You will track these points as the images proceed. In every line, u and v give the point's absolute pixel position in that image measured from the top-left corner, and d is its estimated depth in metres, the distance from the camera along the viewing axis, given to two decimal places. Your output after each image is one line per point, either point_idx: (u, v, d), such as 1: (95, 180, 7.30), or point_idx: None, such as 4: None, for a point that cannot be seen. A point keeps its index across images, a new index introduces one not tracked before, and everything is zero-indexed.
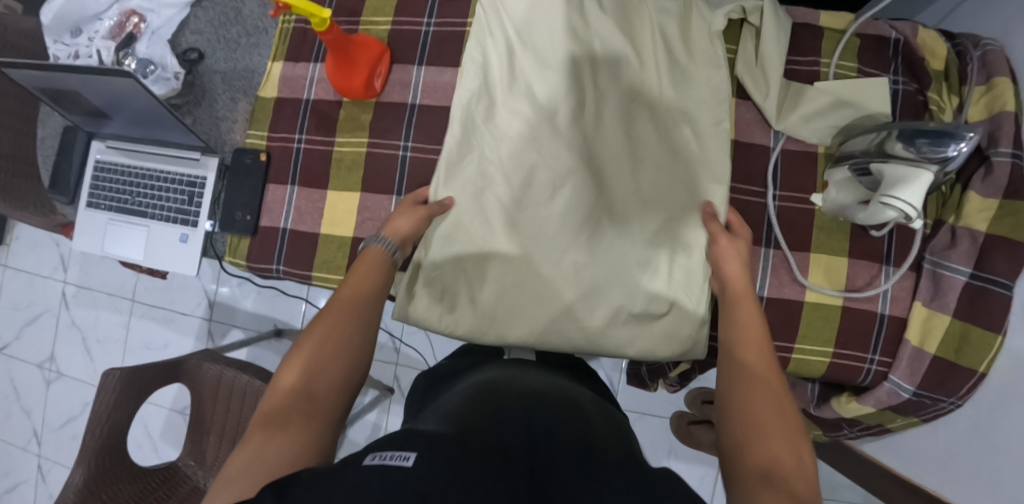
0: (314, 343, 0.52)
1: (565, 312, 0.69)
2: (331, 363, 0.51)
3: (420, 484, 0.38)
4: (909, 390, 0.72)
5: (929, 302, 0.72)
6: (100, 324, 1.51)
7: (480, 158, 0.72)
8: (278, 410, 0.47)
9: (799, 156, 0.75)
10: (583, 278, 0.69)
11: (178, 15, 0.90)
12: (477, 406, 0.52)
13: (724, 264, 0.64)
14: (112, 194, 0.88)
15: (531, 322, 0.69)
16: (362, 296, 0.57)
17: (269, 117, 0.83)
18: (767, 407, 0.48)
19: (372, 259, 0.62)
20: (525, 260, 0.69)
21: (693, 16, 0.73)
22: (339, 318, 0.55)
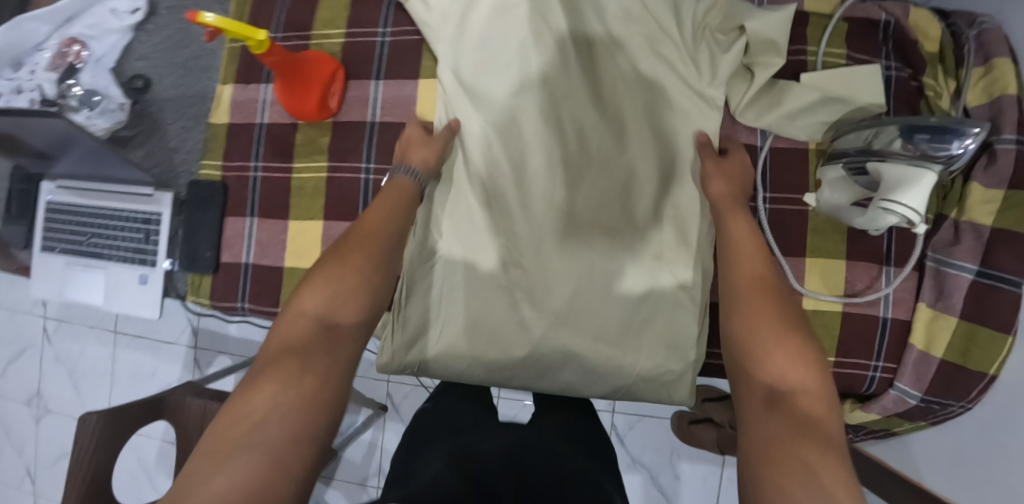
0: (336, 274, 0.54)
1: (546, 343, 0.67)
2: (352, 299, 0.53)
3: None
4: (917, 396, 0.68)
5: (934, 302, 0.67)
6: (84, 358, 1.48)
7: (448, 218, 0.70)
8: (301, 339, 0.49)
9: (789, 154, 0.70)
10: (561, 310, 0.67)
11: (121, 41, 0.85)
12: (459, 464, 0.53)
13: (710, 181, 0.63)
14: (65, 236, 0.83)
15: (513, 355, 0.68)
16: (380, 230, 0.58)
17: (223, 145, 0.78)
18: (759, 318, 0.50)
19: (398, 189, 0.63)
20: (510, 287, 0.68)
21: (678, 55, 0.68)
22: (361, 258, 0.55)
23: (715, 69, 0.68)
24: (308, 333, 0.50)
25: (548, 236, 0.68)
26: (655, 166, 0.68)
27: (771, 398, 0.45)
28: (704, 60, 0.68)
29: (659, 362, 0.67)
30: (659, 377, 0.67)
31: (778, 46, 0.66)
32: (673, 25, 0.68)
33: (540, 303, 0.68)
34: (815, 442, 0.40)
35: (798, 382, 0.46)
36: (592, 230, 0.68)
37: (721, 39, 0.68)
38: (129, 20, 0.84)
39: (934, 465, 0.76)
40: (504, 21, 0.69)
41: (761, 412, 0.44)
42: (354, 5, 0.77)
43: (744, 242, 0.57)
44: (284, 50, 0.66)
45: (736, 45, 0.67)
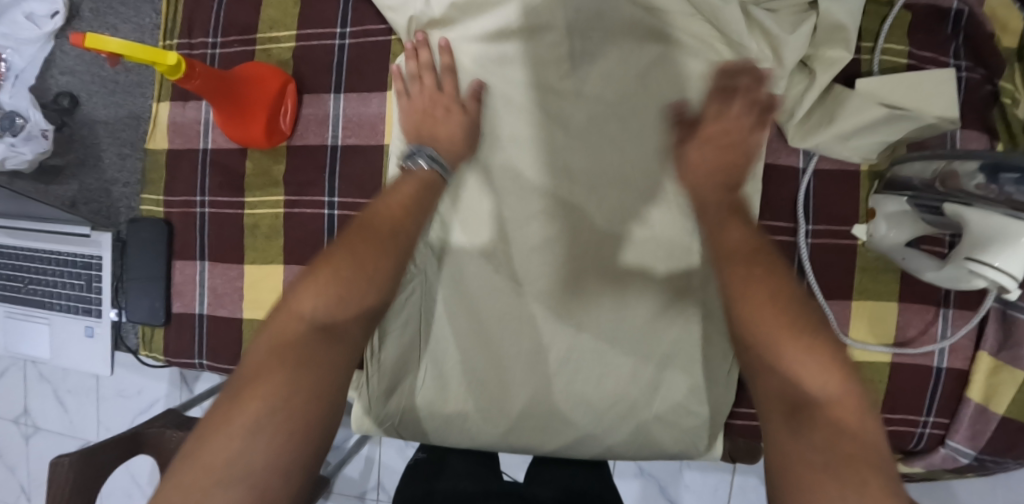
0: (347, 260, 0.41)
1: (549, 389, 0.59)
2: (356, 291, 0.40)
3: None
4: (970, 455, 0.59)
5: (997, 352, 0.58)
6: (68, 375, 1.41)
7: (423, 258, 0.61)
8: (292, 342, 0.36)
9: (835, 179, 0.58)
10: (569, 350, 0.59)
11: (41, 52, 0.72)
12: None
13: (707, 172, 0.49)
14: (2, 282, 0.73)
15: (511, 406, 0.60)
16: (404, 224, 0.46)
17: (165, 176, 0.67)
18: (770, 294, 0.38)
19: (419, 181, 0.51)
20: (506, 326, 0.60)
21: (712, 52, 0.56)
22: (376, 245, 0.43)
23: (776, 61, 0.54)
24: (300, 332, 0.37)
25: (544, 280, 0.59)
26: (667, 168, 0.57)
27: (792, 404, 0.33)
28: (760, 46, 0.55)
29: (680, 417, 0.59)
30: (680, 433, 0.60)
31: (850, 35, 0.53)
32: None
33: (535, 355, 0.59)
34: (855, 466, 0.30)
35: (822, 389, 0.33)
36: (600, 264, 0.59)
37: (785, 19, 0.55)
38: (48, 27, 0.71)
39: None
40: (485, 5, 0.57)
41: (785, 433, 0.32)
42: (306, 0, 0.64)
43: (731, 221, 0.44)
44: (211, 69, 0.54)
45: (803, 29, 0.53)
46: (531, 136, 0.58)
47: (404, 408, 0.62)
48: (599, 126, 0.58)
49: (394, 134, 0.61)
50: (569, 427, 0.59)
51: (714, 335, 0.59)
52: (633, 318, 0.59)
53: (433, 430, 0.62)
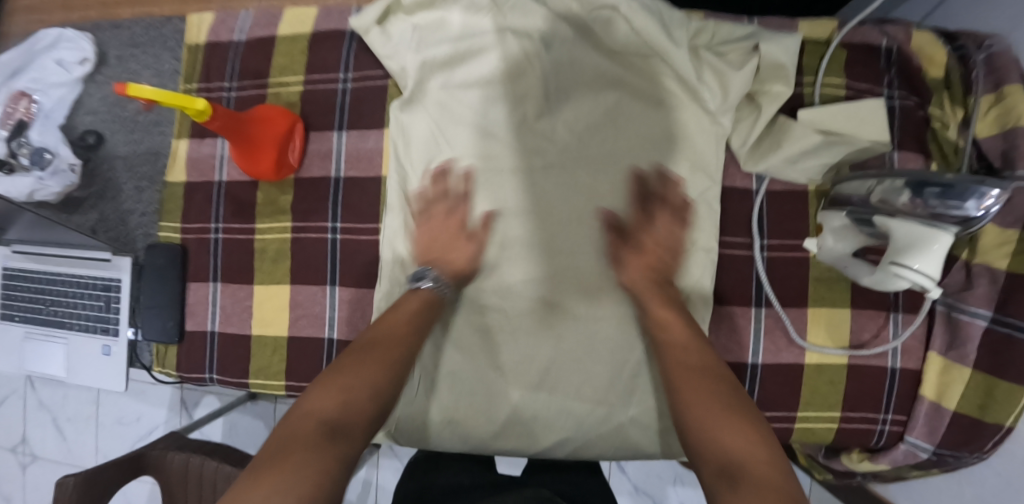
0: (350, 372, 0.50)
1: (533, 393, 0.64)
2: (360, 400, 0.48)
3: None
4: (929, 450, 0.64)
5: (945, 351, 0.63)
6: (69, 403, 1.43)
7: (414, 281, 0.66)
8: (305, 436, 0.43)
9: (786, 198, 0.65)
10: (554, 361, 0.64)
11: (70, 94, 0.79)
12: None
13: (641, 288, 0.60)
14: (24, 303, 0.78)
15: (498, 408, 0.64)
16: (402, 342, 0.55)
17: (180, 206, 0.73)
18: (696, 386, 0.50)
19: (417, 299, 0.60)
20: (492, 336, 0.65)
21: (675, 88, 0.65)
22: (369, 360, 0.52)
23: (725, 93, 0.63)
24: (313, 429, 0.44)
25: (526, 301, 0.65)
26: (644, 190, 0.65)
27: (726, 471, 0.42)
28: (712, 80, 0.63)
29: (654, 419, 0.64)
30: (655, 435, 0.64)
31: (787, 72, 0.61)
32: (665, 41, 0.63)
33: (520, 367, 0.64)
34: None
35: (742, 456, 0.43)
36: (576, 282, 0.65)
37: (732, 57, 0.64)
38: (76, 71, 0.79)
39: None
40: (470, 48, 0.66)
41: (725, 494, 0.40)
42: (312, 49, 0.71)
43: (676, 331, 0.55)
44: (228, 111, 0.61)
45: (748, 64, 0.62)
46: (513, 169, 0.65)
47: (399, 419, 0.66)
48: (574, 154, 0.65)
49: (392, 164, 0.68)
50: (552, 429, 0.64)
51: None
52: (610, 328, 0.64)
53: (422, 438, 0.66)
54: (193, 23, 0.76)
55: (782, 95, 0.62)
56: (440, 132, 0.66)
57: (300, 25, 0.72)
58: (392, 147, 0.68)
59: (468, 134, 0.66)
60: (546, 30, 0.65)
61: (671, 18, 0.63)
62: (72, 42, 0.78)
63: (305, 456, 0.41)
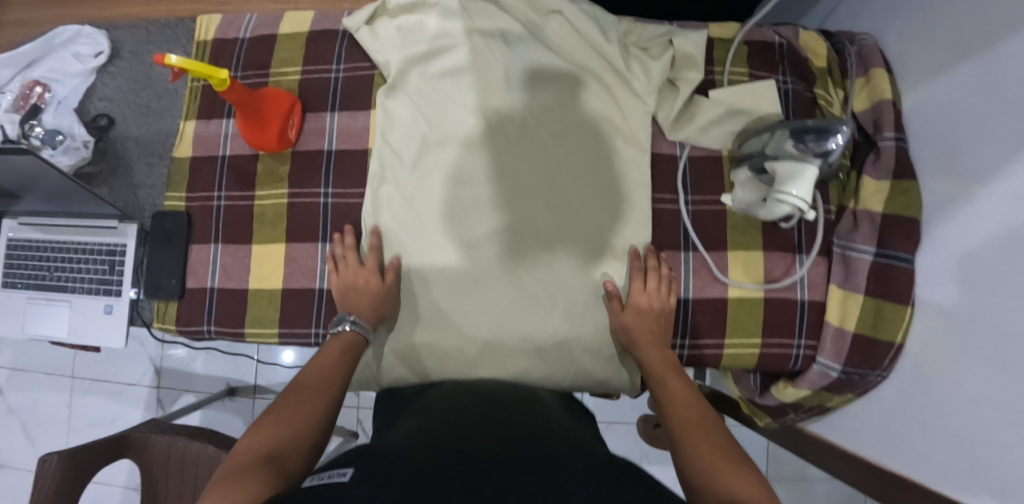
0: (285, 414, 0.55)
1: (501, 330, 0.73)
2: (296, 435, 0.53)
3: (356, 486, 0.41)
4: (837, 368, 0.75)
5: (843, 283, 0.76)
6: (40, 408, 1.41)
7: (394, 234, 0.76)
8: (241, 467, 0.47)
9: (705, 161, 0.78)
10: (517, 303, 0.74)
11: (83, 83, 0.88)
12: (353, 457, 0.49)
13: (639, 340, 0.68)
14: (28, 271, 0.84)
15: (469, 343, 0.73)
16: (332, 381, 0.61)
17: (186, 178, 0.82)
18: (695, 432, 0.53)
19: (340, 340, 0.67)
20: (465, 282, 0.74)
21: (605, 72, 0.77)
22: (304, 398, 0.57)
23: (648, 78, 0.76)
24: (249, 461, 0.48)
25: (493, 254, 0.75)
26: (591, 158, 0.77)
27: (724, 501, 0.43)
28: (637, 69, 0.77)
29: (605, 349, 0.74)
30: (604, 362, 0.75)
31: (696, 61, 0.76)
32: (600, 38, 0.77)
33: (487, 311, 0.74)
34: None
35: (743, 494, 0.44)
36: (536, 236, 0.75)
37: (653, 50, 0.78)
38: (92, 63, 0.87)
39: (861, 438, 0.80)
40: (439, 43, 0.78)
41: None
42: (310, 44, 0.82)
43: (674, 388, 0.61)
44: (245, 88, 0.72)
45: (664, 55, 0.76)
46: (481, 144, 0.76)
47: (386, 357, 0.75)
48: (527, 129, 0.77)
49: (377, 141, 0.78)
50: (515, 360, 0.73)
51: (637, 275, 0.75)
52: (565, 273, 0.74)
53: (400, 374, 0.74)
54: (203, 23, 0.86)
55: (694, 77, 0.75)
56: (417, 110, 0.77)
57: (300, 24, 0.83)
58: (374, 123, 0.79)
59: (443, 111, 0.77)
60: (504, 30, 0.78)
61: (605, 22, 0.78)
62: (89, 38, 0.88)
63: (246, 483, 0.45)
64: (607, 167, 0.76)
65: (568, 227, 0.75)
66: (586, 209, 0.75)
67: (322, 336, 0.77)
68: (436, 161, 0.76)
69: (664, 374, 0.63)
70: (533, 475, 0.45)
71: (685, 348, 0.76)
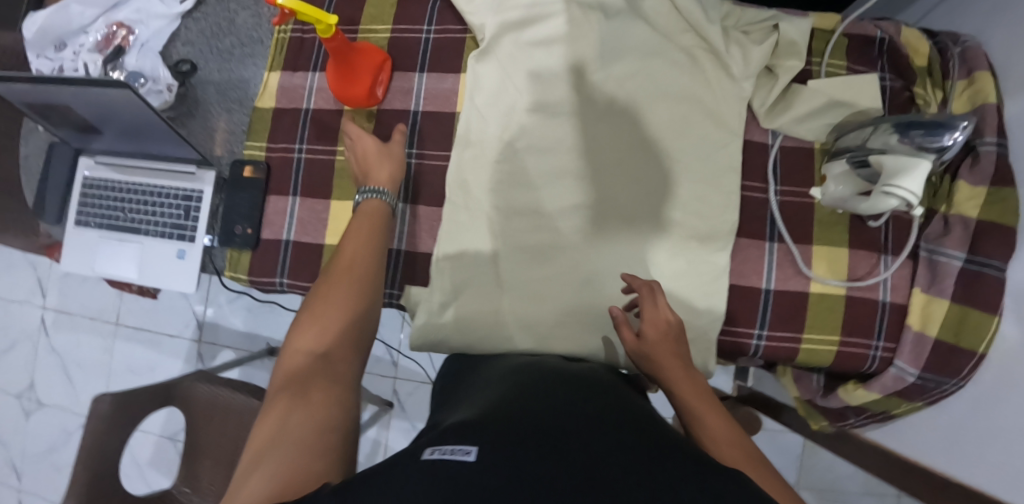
0: (322, 308, 0.56)
1: (579, 305, 0.72)
2: (338, 325, 0.55)
3: (484, 479, 0.36)
4: (914, 373, 0.74)
5: (928, 287, 0.74)
6: (83, 352, 1.43)
7: (476, 200, 0.75)
8: (300, 370, 0.50)
9: (797, 152, 0.77)
10: (597, 278, 0.73)
11: (168, 27, 0.86)
12: (458, 431, 0.44)
13: (661, 364, 0.59)
14: (102, 212, 0.84)
15: (547, 314, 0.72)
16: (359, 259, 0.61)
17: (268, 128, 0.81)
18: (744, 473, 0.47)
19: (371, 212, 0.66)
20: (545, 253, 0.74)
21: (701, 52, 0.76)
22: (338, 283, 0.59)
23: (747, 63, 0.75)
24: (304, 363, 0.51)
25: (576, 227, 0.74)
26: (683, 136, 0.75)
27: None
28: (736, 52, 0.76)
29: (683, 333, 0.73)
30: None
31: (799, 48, 0.75)
32: (702, 18, 0.75)
33: (564, 285, 0.73)
34: None
35: None
36: (620, 213, 0.74)
37: (755, 34, 0.77)
38: (177, 8, 0.85)
39: (927, 444, 0.79)
40: (536, 11, 0.77)
41: None
42: (401, 3, 0.82)
43: (712, 424, 0.52)
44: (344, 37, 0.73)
45: (768, 40, 0.75)
46: (571, 115, 0.76)
47: (453, 325, 0.73)
48: (619, 102, 0.76)
49: (465, 106, 0.78)
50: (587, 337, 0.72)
51: (721, 261, 0.74)
52: (647, 252, 0.73)
53: (471, 343, 0.73)
54: None
55: (795, 67, 0.75)
56: (508, 76, 0.77)
57: None
58: (465, 88, 0.78)
59: (534, 79, 0.76)
60: (604, 3, 0.76)
61: (707, 3, 0.76)
62: None
63: (310, 384, 0.48)
64: (698, 148, 0.75)
65: (653, 205, 0.74)
66: (675, 186, 0.75)
67: (393, 296, 0.78)
68: (522, 129, 0.76)
69: (696, 404, 0.54)
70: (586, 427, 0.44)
71: (761, 341, 0.75)
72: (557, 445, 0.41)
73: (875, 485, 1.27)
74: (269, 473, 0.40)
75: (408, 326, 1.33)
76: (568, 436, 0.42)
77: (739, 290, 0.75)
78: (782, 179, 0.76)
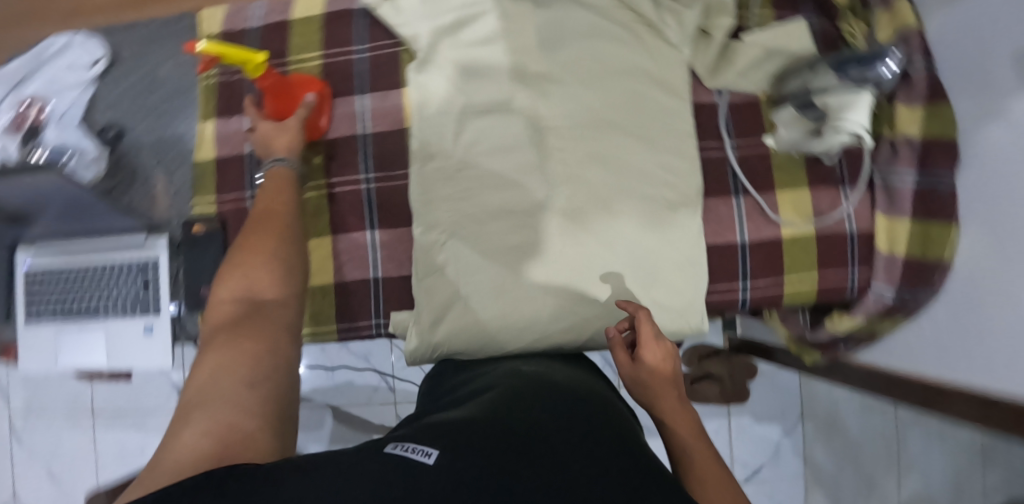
0: (247, 256, 0.54)
1: (568, 295, 0.73)
2: (268, 274, 0.53)
3: (442, 478, 0.35)
4: (891, 291, 0.78)
5: (888, 210, 0.79)
6: (63, 448, 1.35)
7: (445, 213, 0.74)
8: (230, 317, 0.49)
9: (744, 106, 0.78)
10: (580, 266, 0.73)
11: (83, 94, 0.80)
12: (427, 433, 0.43)
13: (658, 391, 0.58)
14: (53, 302, 0.79)
15: (538, 312, 0.72)
16: (283, 211, 0.60)
17: (214, 180, 0.78)
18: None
19: (278, 177, 0.64)
20: (524, 251, 0.73)
21: (635, 25, 0.77)
22: (264, 233, 0.56)
23: (682, 27, 0.76)
24: (233, 311, 0.50)
25: (549, 219, 0.73)
26: (635, 110, 0.76)
27: None
28: (670, 19, 0.76)
29: (673, 301, 0.74)
30: (671, 314, 0.74)
31: (727, 6, 0.76)
32: None
33: (550, 278, 0.73)
34: None
35: None
36: (592, 197, 0.74)
37: None
38: (90, 73, 0.80)
39: (918, 356, 0.83)
40: (467, 12, 0.76)
41: None
42: (328, 27, 0.79)
43: (703, 458, 0.50)
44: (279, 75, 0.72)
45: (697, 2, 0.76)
46: (521, 110, 0.75)
47: (448, 341, 0.72)
48: (566, 88, 0.76)
49: (414, 119, 0.76)
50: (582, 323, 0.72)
51: (695, 225, 0.75)
52: (624, 229, 0.74)
53: (470, 352, 0.72)
54: (207, 17, 0.82)
55: (727, 24, 0.76)
56: (452, 82, 0.75)
57: (314, 7, 0.80)
58: (409, 102, 0.77)
59: (479, 81, 0.75)
60: None
61: None
62: (84, 46, 0.81)
63: (240, 327, 0.47)
64: (651, 119, 0.76)
65: (621, 183, 0.74)
66: (637, 159, 0.75)
67: (380, 326, 0.77)
68: (477, 133, 0.75)
69: (689, 439, 0.53)
70: (564, 436, 0.44)
71: (746, 292, 0.77)
72: (520, 451, 0.40)
73: None
74: (202, 419, 0.39)
75: (398, 349, 1.31)
76: (541, 445, 0.42)
77: (717, 248, 0.77)
78: (736, 134, 0.78)
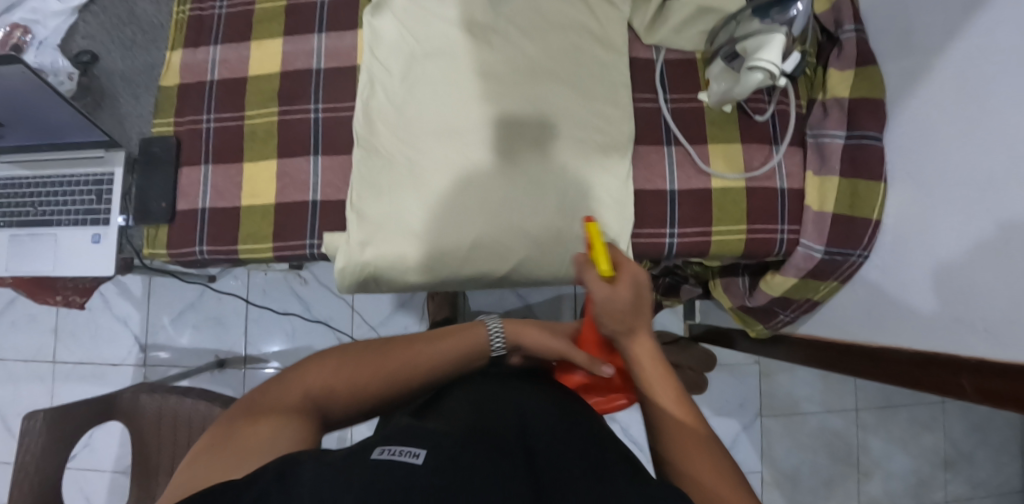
0: (367, 364, 0.53)
1: (494, 225, 0.74)
2: (356, 396, 0.51)
3: (432, 480, 0.38)
4: (820, 249, 0.77)
5: (819, 170, 0.79)
6: (21, 397, 1.36)
7: (386, 141, 0.77)
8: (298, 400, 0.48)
9: (681, 64, 0.83)
10: (506, 199, 0.75)
11: (64, 23, 0.86)
12: (398, 435, 0.45)
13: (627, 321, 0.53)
14: (11, 210, 0.83)
15: (463, 237, 0.74)
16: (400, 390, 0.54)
17: (174, 104, 0.82)
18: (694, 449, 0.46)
19: (473, 333, 0.61)
20: (457, 178, 0.75)
21: None
22: (404, 367, 0.54)
23: None
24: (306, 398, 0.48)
25: (484, 152, 0.76)
26: (575, 60, 0.80)
27: None
28: None
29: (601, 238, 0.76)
30: None
31: None
32: None
33: (478, 207, 0.75)
34: None
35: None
36: (525, 135, 0.77)
37: None
38: (72, 3, 0.86)
39: (853, 321, 0.83)
40: None
41: None
42: None
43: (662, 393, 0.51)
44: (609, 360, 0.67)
45: None
46: (465, 53, 0.78)
47: (375, 263, 0.75)
48: (513, 34, 0.80)
49: (366, 57, 0.80)
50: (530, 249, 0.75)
51: (622, 169, 0.78)
52: (556, 167, 0.77)
53: (398, 273, 0.75)
54: None
55: None
56: (404, 22, 0.80)
57: None
58: (362, 42, 0.81)
59: (429, 23, 0.80)
60: None
61: None
62: None
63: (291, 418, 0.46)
64: (589, 68, 0.80)
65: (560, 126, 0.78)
66: (575, 104, 0.79)
67: (315, 248, 0.78)
68: (423, 71, 0.79)
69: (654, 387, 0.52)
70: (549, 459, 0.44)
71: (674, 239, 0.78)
72: (500, 459, 0.42)
73: (835, 402, 1.29)
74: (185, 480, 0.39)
75: (358, 315, 1.32)
76: (524, 454, 0.45)
77: (649, 195, 0.79)
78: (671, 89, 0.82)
